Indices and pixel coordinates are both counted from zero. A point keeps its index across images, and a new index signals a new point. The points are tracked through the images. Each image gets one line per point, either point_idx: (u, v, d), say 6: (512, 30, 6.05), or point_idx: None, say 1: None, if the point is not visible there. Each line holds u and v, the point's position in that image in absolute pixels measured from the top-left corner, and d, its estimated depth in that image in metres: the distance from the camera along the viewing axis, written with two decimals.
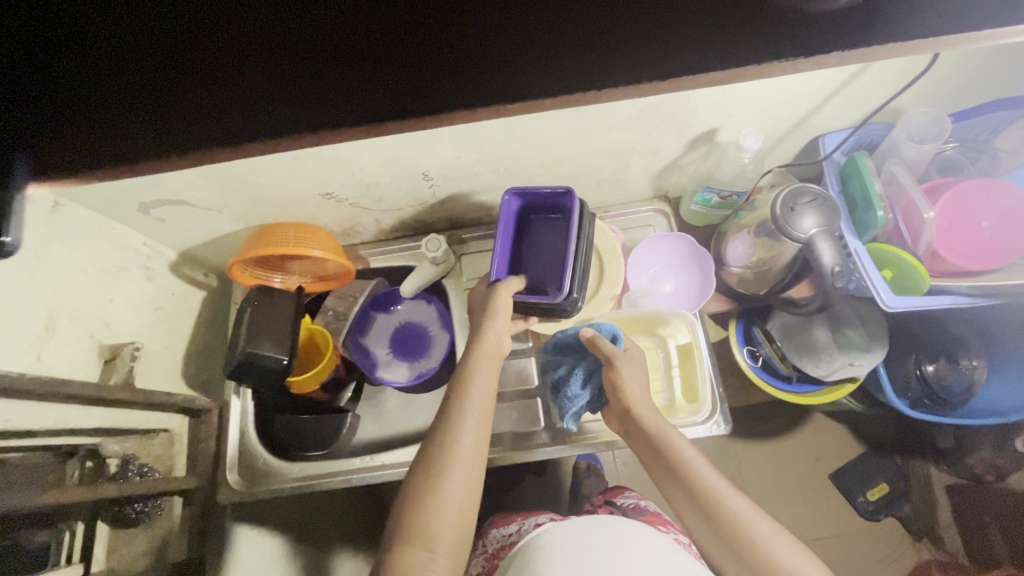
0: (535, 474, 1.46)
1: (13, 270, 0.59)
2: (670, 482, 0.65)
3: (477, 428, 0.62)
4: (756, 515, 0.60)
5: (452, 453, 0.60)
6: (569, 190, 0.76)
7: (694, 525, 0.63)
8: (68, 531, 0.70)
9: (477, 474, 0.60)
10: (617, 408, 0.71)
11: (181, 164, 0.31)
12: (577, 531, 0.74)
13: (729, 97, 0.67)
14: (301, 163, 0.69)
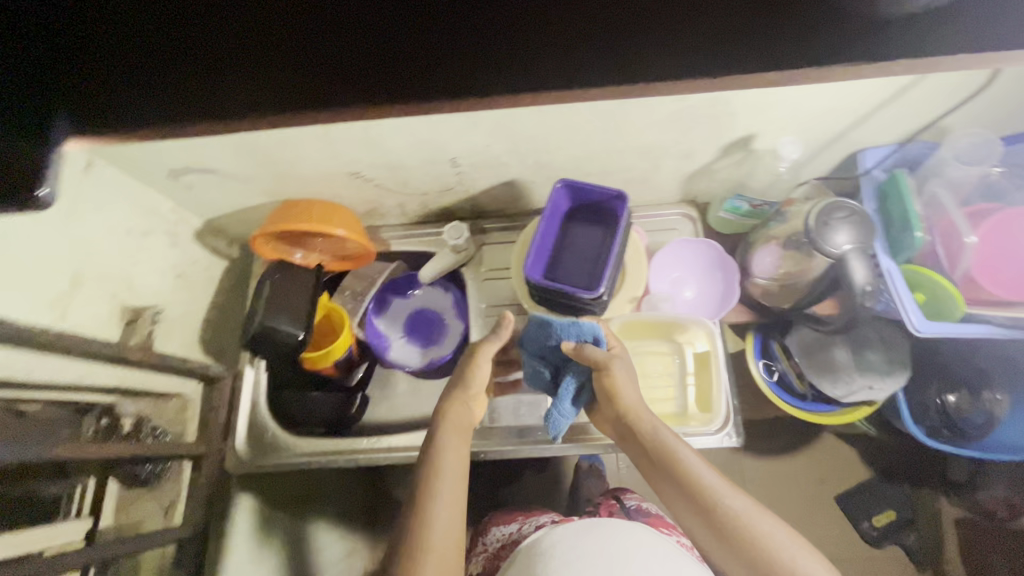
0: (535, 470, 1.46)
1: (45, 226, 0.60)
2: (667, 485, 0.65)
3: (449, 502, 0.64)
4: (755, 513, 0.62)
5: (428, 533, 0.62)
6: (623, 194, 0.74)
7: (693, 525, 0.64)
8: (80, 485, 0.75)
9: (455, 548, 0.63)
10: (610, 413, 0.71)
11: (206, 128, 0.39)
12: (592, 534, 0.73)
13: (771, 102, 0.65)
14: (331, 139, 0.69)
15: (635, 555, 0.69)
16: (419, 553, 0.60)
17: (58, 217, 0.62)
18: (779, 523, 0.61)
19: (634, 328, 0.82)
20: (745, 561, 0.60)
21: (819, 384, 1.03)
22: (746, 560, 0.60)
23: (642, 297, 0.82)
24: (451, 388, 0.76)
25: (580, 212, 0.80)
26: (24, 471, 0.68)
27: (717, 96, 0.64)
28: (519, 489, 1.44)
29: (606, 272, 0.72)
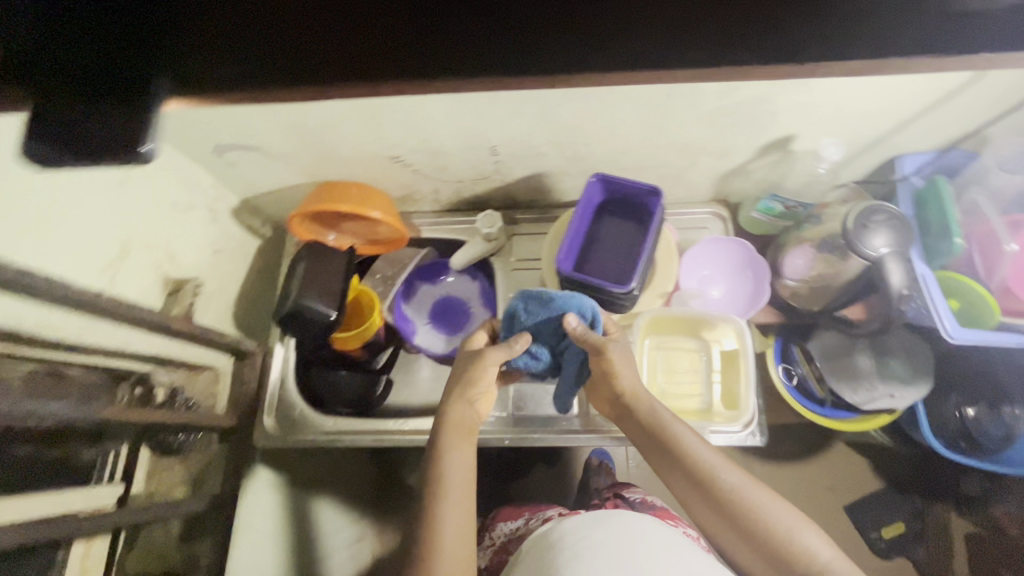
0: (545, 464, 1.47)
1: (99, 193, 0.62)
2: (666, 464, 0.67)
3: (457, 507, 0.64)
4: (751, 487, 0.64)
5: (439, 539, 0.62)
6: (659, 190, 0.73)
7: (692, 500, 0.66)
8: (115, 451, 0.76)
9: (467, 550, 0.63)
10: (610, 394, 0.73)
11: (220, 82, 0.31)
12: (607, 530, 0.72)
13: (817, 103, 0.65)
14: (377, 123, 0.70)
15: (645, 549, 0.69)
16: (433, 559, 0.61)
17: (111, 184, 0.63)
18: (774, 496, 0.64)
19: (663, 323, 0.83)
20: (742, 531, 0.62)
21: (840, 390, 1.03)
22: (743, 531, 0.62)
23: (672, 292, 0.83)
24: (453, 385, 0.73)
25: (613, 204, 0.79)
26: (61, 433, 0.70)
27: (764, 94, 0.64)
28: (527, 482, 1.45)
29: (639, 267, 0.71)
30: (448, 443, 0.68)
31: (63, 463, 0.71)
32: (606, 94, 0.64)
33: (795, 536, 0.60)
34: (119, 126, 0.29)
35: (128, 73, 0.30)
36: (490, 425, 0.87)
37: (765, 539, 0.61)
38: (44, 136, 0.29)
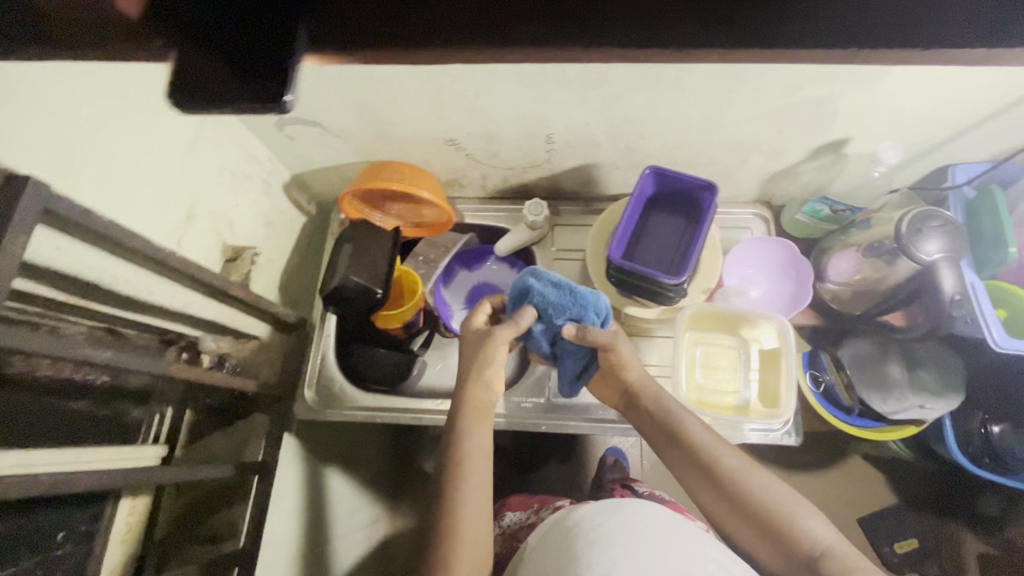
0: (558, 460, 1.46)
1: (170, 156, 0.63)
2: (673, 452, 0.71)
3: (478, 490, 0.65)
4: (756, 476, 0.67)
5: (461, 519, 0.63)
6: (713, 185, 0.74)
7: (699, 488, 0.69)
8: (159, 413, 0.78)
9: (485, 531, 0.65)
10: (618, 384, 0.77)
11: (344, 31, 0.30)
12: (635, 521, 0.69)
13: (879, 106, 0.66)
14: (440, 104, 0.71)
15: (664, 539, 0.67)
16: (455, 539, 0.62)
17: (181, 148, 0.65)
18: (778, 483, 0.66)
19: (702, 319, 0.84)
20: (747, 516, 0.65)
21: (869, 400, 1.02)
22: (747, 515, 0.65)
23: (715, 288, 0.84)
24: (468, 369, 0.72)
25: (664, 198, 0.80)
26: (111, 393, 0.71)
27: (828, 95, 0.65)
28: (540, 477, 1.45)
29: (693, 259, 0.72)
30: (468, 425, 0.69)
31: (114, 420, 0.72)
32: (671, 86, 0.65)
33: (798, 521, 0.62)
34: (261, 80, 0.30)
35: (268, 21, 0.30)
36: (528, 411, 0.88)
37: (769, 524, 0.63)
38: (187, 88, 0.30)
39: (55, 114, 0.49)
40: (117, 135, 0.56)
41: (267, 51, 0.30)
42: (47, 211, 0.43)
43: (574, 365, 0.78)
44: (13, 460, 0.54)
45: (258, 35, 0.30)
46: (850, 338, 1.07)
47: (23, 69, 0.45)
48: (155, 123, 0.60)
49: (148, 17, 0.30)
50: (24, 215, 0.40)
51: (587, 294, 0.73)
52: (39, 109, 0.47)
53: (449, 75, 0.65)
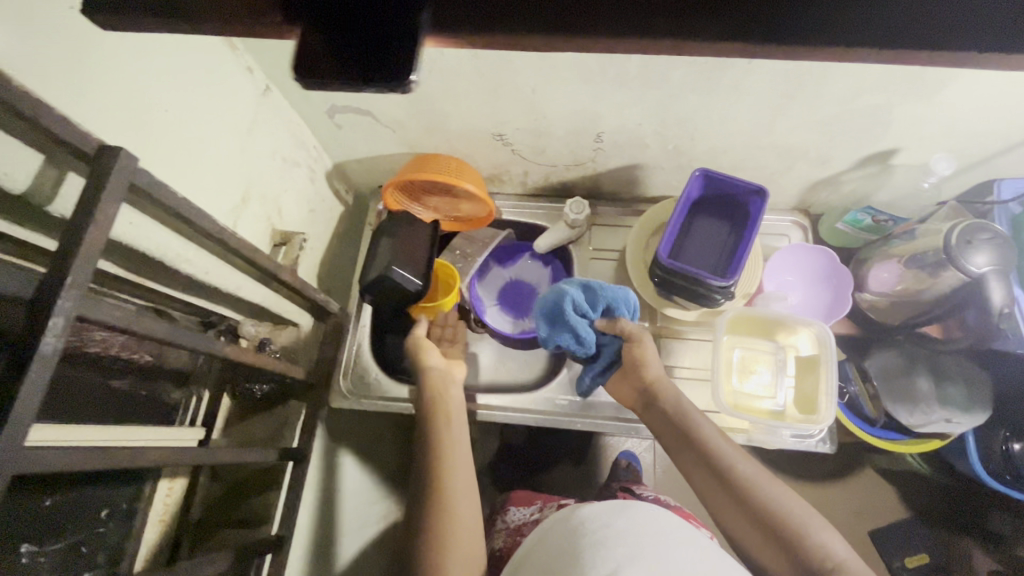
0: (571, 461, 1.34)
1: (231, 139, 0.63)
2: (689, 456, 0.70)
3: (463, 479, 0.68)
4: (772, 486, 0.65)
5: (449, 511, 0.64)
6: (763, 190, 0.73)
7: (711, 494, 0.67)
8: (196, 396, 0.79)
9: (477, 524, 0.65)
10: (636, 383, 0.76)
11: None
12: (635, 527, 0.67)
13: (934, 116, 0.66)
14: (497, 97, 0.71)
15: (667, 542, 0.66)
16: (445, 529, 0.62)
17: (239, 131, 0.65)
18: (793, 496, 0.65)
19: (740, 323, 0.84)
20: (760, 527, 0.63)
21: (895, 411, 1.01)
22: (759, 526, 0.63)
23: (754, 293, 0.85)
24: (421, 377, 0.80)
25: (709, 200, 0.80)
26: (156, 373, 0.71)
27: (885, 104, 0.65)
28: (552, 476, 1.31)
29: (742, 262, 0.73)
30: (439, 420, 0.74)
31: (155, 402, 0.72)
32: (730, 88, 0.65)
33: (809, 534, 0.60)
34: (401, 52, 0.30)
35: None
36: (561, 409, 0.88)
37: (782, 536, 0.61)
38: (321, 64, 0.31)
39: (139, 91, 0.49)
40: (187, 114, 0.56)
41: (389, 31, 0.30)
42: (133, 185, 0.42)
43: (610, 358, 0.79)
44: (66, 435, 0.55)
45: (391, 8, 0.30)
46: (876, 349, 1.07)
47: (114, 43, 0.46)
48: (219, 103, 0.61)
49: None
50: (115, 187, 0.40)
51: (616, 288, 0.80)
52: (124, 84, 0.48)
53: (510, 69, 0.65)
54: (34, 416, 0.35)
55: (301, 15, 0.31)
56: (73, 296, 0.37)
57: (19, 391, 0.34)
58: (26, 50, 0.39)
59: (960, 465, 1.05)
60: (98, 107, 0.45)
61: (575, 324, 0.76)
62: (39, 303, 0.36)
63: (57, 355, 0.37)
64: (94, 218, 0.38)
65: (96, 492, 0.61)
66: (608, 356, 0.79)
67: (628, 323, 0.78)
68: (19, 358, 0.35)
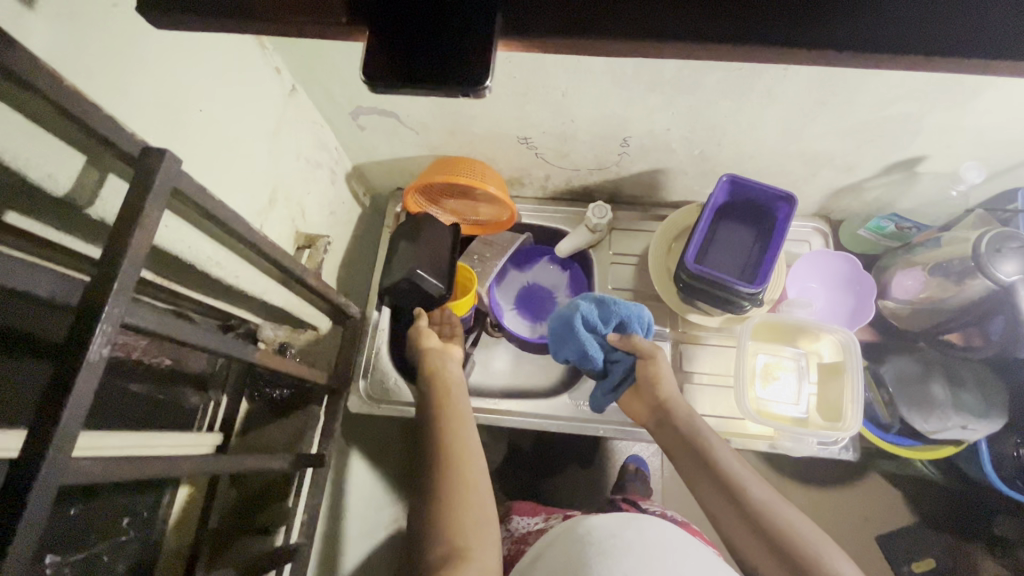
0: (579, 464, 1.26)
1: (260, 141, 0.63)
2: (701, 478, 0.65)
3: (475, 467, 0.65)
4: (792, 515, 0.60)
5: (456, 497, 0.61)
6: (791, 197, 0.73)
7: (726, 520, 0.62)
8: (214, 401, 0.77)
9: (490, 505, 0.63)
10: (649, 400, 0.74)
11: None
12: (641, 543, 0.66)
13: (964, 125, 0.67)
14: (526, 101, 0.71)
15: (674, 556, 0.65)
16: (455, 514, 0.59)
17: (267, 133, 0.64)
18: (816, 529, 0.59)
19: (763, 330, 0.84)
20: (777, 558, 0.57)
21: (909, 417, 0.93)
22: (776, 556, 0.57)
23: (777, 300, 0.84)
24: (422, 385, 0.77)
25: (734, 206, 0.80)
26: (177, 377, 0.70)
27: (916, 112, 0.65)
28: (558, 482, 1.24)
29: (770, 269, 0.72)
30: (447, 425, 0.70)
31: (176, 406, 0.71)
32: (762, 95, 0.65)
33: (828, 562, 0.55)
34: (477, 59, 0.30)
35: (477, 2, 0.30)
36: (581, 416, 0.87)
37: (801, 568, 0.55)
38: (390, 69, 0.30)
39: (177, 92, 0.48)
40: (219, 114, 0.55)
41: (456, 35, 0.30)
42: (176, 189, 0.41)
43: (620, 376, 0.77)
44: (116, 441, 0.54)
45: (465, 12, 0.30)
46: (889, 354, 0.98)
47: (156, 43, 0.45)
48: (249, 104, 0.60)
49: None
50: (160, 190, 0.38)
51: (633, 305, 0.77)
52: (162, 84, 0.46)
53: (542, 72, 0.64)
54: (81, 425, 0.35)
55: (370, 16, 0.30)
56: (119, 302, 0.36)
57: (67, 401, 0.33)
58: (72, 50, 0.38)
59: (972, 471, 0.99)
60: (137, 108, 0.44)
61: (584, 343, 0.74)
62: (86, 309, 0.35)
63: (104, 362, 0.36)
64: (140, 222, 0.37)
65: (120, 499, 0.60)
66: (619, 372, 0.77)
67: (642, 340, 0.76)
68: (67, 367, 0.34)
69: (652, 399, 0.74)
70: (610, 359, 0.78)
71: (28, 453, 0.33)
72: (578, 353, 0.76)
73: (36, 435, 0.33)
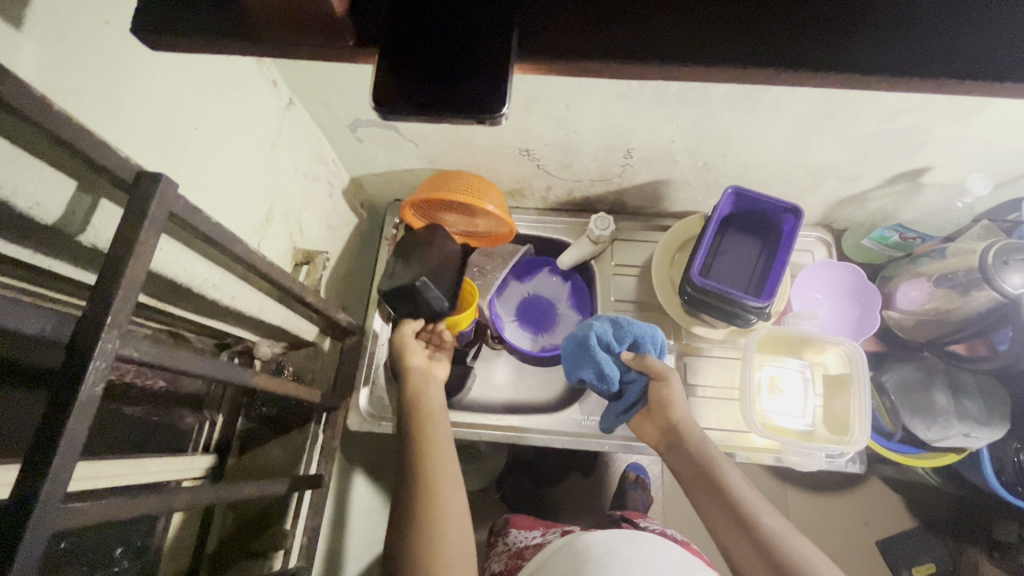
0: (580, 473, 1.24)
1: (257, 156, 0.61)
2: (712, 506, 0.64)
3: (451, 485, 0.64)
4: (813, 555, 0.58)
5: (438, 516, 0.61)
6: (797, 211, 0.72)
7: (741, 556, 0.60)
8: (209, 419, 0.75)
9: (464, 522, 0.63)
10: (661, 421, 0.72)
11: (572, 16, 0.29)
12: (638, 555, 0.66)
13: (971, 137, 0.66)
14: (528, 113, 0.69)
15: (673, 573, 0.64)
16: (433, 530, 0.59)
17: (264, 148, 0.62)
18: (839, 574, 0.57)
19: (767, 343, 0.83)
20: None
21: (912, 426, 0.91)
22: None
23: (780, 312, 0.84)
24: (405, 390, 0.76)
25: (738, 219, 0.79)
26: (171, 398, 0.68)
27: (924, 124, 0.65)
28: (560, 492, 1.22)
29: (777, 282, 0.71)
30: (430, 440, 0.68)
31: (170, 428, 0.68)
32: (769, 107, 0.64)
33: None
34: (490, 84, 0.28)
35: (492, 26, 0.29)
36: (583, 430, 0.85)
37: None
38: (394, 92, 0.29)
39: (170, 111, 0.47)
40: (214, 131, 0.53)
41: (469, 60, 0.28)
42: (171, 214, 0.39)
43: (635, 397, 0.76)
44: (106, 471, 0.52)
45: (480, 34, 0.28)
46: (891, 363, 0.96)
47: (149, 61, 0.43)
48: (246, 118, 0.58)
49: (368, 20, 0.29)
50: (156, 216, 0.37)
51: (646, 325, 0.76)
52: (157, 102, 0.45)
53: (545, 85, 0.63)
54: (76, 464, 0.33)
55: (380, 42, 0.29)
56: (114, 337, 0.35)
57: (60, 441, 0.31)
58: (59, 71, 0.36)
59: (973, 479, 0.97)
60: (129, 129, 0.43)
61: (600, 362, 0.73)
62: (78, 344, 0.34)
63: (99, 397, 0.34)
64: (136, 251, 0.35)
65: (113, 529, 0.58)
66: (633, 394, 0.75)
67: (656, 361, 0.74)
68: (62, 404, 0.32)
69: (664, 421, 0.72)
70: (624, 380, 0.77)
71: (19, 496, 0.31)
72: (593, 374, 0.74)
73: (27, 477, 0.31)
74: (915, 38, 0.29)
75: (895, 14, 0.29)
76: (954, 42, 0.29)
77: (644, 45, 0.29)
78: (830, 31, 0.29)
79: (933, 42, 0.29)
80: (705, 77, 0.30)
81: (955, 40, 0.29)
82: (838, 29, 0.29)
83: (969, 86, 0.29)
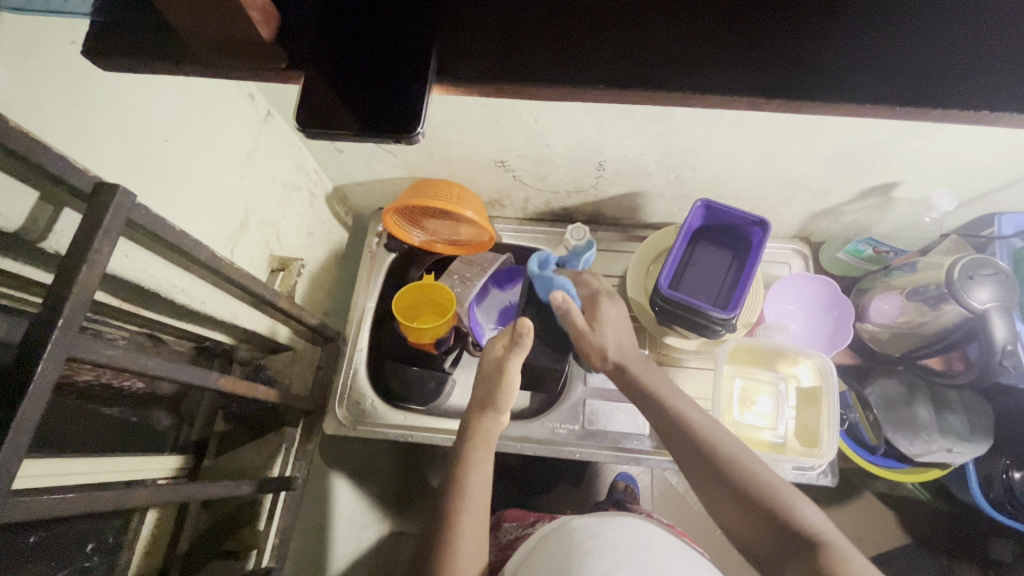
0: (570, 482, 1.23)
1: (230, 166, 0.63)
2: (664, 428, 0.64)
3: (476, 488, 0.63)
4: (797, 496, 0.56)
5: (461, 511, 0.61)
6: (765, 223, 0.73)
7: (698, 477, 0.60)
8: (188, 421, 0.77)
9: (484, 515, 0.63)
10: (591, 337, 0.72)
11: (493, 36, 0.31)
12: (622, 539, 0.65)
13: (932, 155, 0.67)
14: (500, 126, 0.71)
15: (657, 557, 0.63)
16: (452, 538, 0.59)
17: (239, 159, 0.64)
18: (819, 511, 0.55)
19: (740, 354, 0.83)
20: (785, 554, 0.53)
21: (893, 440, 0.88)
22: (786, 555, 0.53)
23: (755, 324, 0.84)
24: (483, 399, 0.71)
25: (710, 233, 0.80)
26: (149, 400, 0.70)
27: (886, 142, 0.65)
28: (547, 500, 1.21)
29: (744, 295, 0.72)
30: (479, 445, 0.67)
31: (148, 429, 0.71)
32: (733, 125, 0.65)
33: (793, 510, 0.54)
34: (411, 104, 0.30)
35: (410, 53, 0.30)
36: (560, 439, 0.85)
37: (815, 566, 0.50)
38: (320, 113, 0.31)
39: (139, 127, 0.49)
40: (186, 144, 0.55)
41: (396, 91, 0.30)
42: (129, 222, 0.41)
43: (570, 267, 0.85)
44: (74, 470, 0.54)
45: (403, 58, 0.30)
46: (872, 377, 0.93)
47: (114, 80, 0.46)
48: (220, 130, 0.60)
49: (290, 47, 0.31)
50: (111, 226, 0.39)
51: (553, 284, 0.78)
52: (124, 118, 0.47)
53: (512, 102, 0.65)
54: (21, 459, 0.34)
55: (307, 65, 0.31)
56: (66, 336, 0.36)
57: (7, 434, 0.33)
58: (22, 93, 0.39)
59: (963, 495, 0.94)
60: (97, 143, 0.45)
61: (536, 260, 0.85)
62: (30, 345, 0.36)
63: (47, 394, 0.36)
64: (88, 259, 0.37)
65: (85, 527, 0.60)
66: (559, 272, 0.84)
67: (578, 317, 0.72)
68: (11, 399, 0.34)
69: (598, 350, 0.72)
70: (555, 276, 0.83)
71: None
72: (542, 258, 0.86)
73: None
74: (850, 65, 0.30)
75: (819, 34, 0.30)
76: (889, 68, 0.29)
77: (576, 77, 0.31)
78: (763, 64, 0.30)
79: (869, 68, 0.30)
80: (634, 93, 0.32)
81: (889, 64, 0.29)
82: (779, 58, 0.30)
83: (896, 107, 0.30)
